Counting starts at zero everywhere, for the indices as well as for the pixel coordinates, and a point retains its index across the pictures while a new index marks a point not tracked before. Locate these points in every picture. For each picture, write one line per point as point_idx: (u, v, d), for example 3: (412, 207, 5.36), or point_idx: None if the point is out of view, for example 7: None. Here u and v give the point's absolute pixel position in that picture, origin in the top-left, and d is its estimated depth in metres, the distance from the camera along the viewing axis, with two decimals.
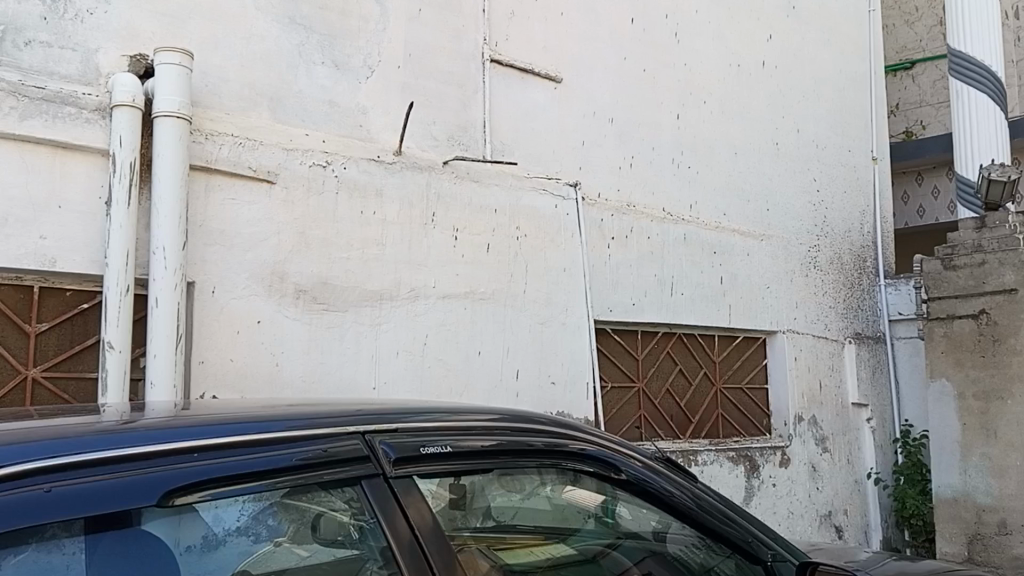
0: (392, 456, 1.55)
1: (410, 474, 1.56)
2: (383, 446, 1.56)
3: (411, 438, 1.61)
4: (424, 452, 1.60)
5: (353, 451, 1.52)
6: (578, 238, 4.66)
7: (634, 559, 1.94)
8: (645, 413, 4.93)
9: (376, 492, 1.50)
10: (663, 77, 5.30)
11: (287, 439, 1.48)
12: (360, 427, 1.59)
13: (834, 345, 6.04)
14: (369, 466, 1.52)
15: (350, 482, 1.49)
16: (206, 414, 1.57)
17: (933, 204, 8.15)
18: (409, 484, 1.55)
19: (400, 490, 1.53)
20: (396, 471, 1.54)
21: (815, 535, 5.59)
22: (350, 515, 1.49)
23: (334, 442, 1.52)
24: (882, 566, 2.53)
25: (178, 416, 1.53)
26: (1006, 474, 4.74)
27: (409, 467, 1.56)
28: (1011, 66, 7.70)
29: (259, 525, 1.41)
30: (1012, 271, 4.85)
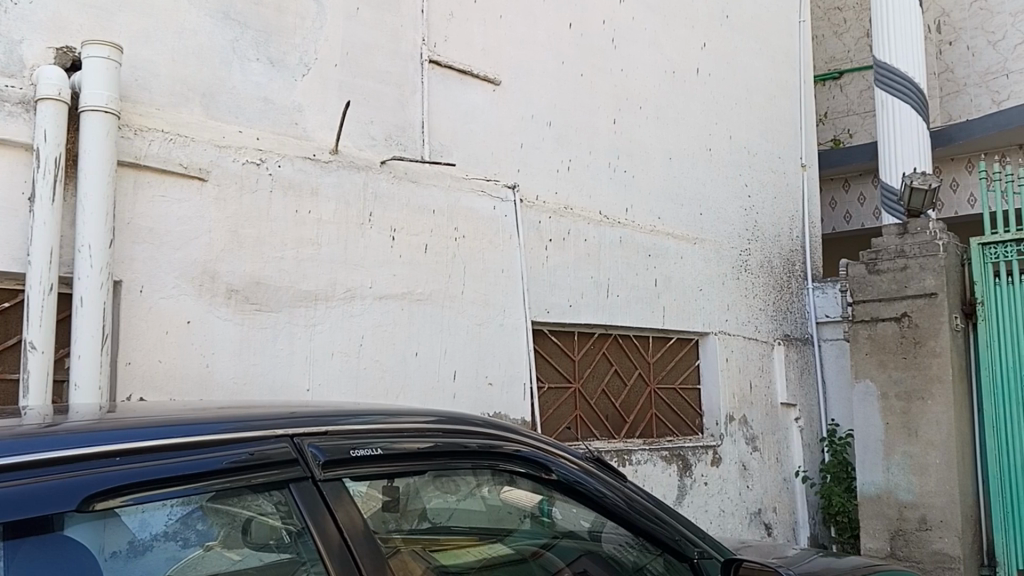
0: (322, 459, 1.52)
1: (340, 477, 1.53)
2: (312, 449, 1.53)
3: (342, 440, 1.58)
4: (355, 454, 1.57)
5: (282, 454, 1.48)
6: (516, 240, 4.67)
7: (568, 559, 1.95)
8: (582, 413, 4.97)
9: (305, 496, 1.47)
10: (601, 82, 5.36)
11: (216, 443, 1.44)
12: (289, 430, 1.55)
13: (764, 346, 6.20)
14: (298, 470, 1.48)
15: (278, 486, 1.45)
16: (131, 417, 1.53)
17: (859, 210, 8.45)
18: (339, 486, 1.52)
19: (330, 493, 1.50)
20: (326, 474, 1.51)
21: (745, 533, 5.73)
22: (280, 519, 1.45)
23: (263, 445, 1.48)
24: (807, 562, 2.63)
25: (104, 419, 1.49)
26: (926, 471, 4.94)
27: (338, 470, 1.53)
28: (933, 78, 8.03)
29: (188, 530, 1.37)
30: (932, 275, 5.04)
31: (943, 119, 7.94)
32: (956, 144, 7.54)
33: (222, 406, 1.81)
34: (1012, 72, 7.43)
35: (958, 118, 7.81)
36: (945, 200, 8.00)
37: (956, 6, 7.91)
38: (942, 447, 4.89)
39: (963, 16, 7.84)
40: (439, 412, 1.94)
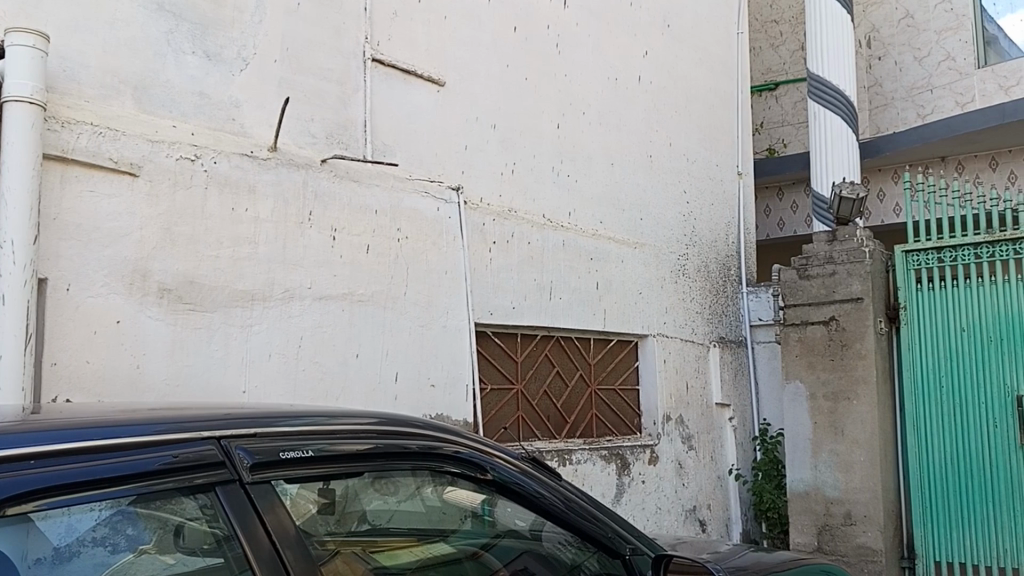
0: (250, 462, 1.53)
1: (269, 479, 1.54)
2: (240, 451, 1.54)
3: (274, 442, 1.60)
4: (286, 456, 1.59)
5: (207, 456, 1.49)
6: (459, 242, 4.71)
7: (507, 560, 2.00)
8: (523, 414, 5.03)
9: (232, 499, 1.48)
10: (544, 86, 5.44)
11: (142, 445, 1.43)
12: (218, 431, 1.56)
13: (700, 348, 6.36)
14: (224, 472, 1.49)
15: (203, 489, 1.46)
16: (58, 418, 1.52)
17: (792, 218, 8.74)
18: (267, 489, 1.53)
19: (257, 496, 1.52)
20: (254, 477, 1.53)
21: (681, 529, 5.88)
22: (205, 523, 1.46)
23: (189, 448, 1.48)
24: (738, 557, 2.74)
25: (28, 420, 1.48)
26: (851, 468, 5.15)
27: (268, 473, 1.55)
28: (863, 92, 8.35)
29: (117, 536, 1.39)
30: (859, 281, 5.26)
31: (872, 132, 8.28)
32: (884, 155, 7.88)
33: (154, 406, 1.80)
34: (936, 87, 7.80)
35: (886, 131, 8.15)
36: (873, 209, 8.34)
37: (885, 22, 8.24)
38: (866, 445, 5.11)
39: (891, 32, 8.17)
40: (380, 413, 1.97)
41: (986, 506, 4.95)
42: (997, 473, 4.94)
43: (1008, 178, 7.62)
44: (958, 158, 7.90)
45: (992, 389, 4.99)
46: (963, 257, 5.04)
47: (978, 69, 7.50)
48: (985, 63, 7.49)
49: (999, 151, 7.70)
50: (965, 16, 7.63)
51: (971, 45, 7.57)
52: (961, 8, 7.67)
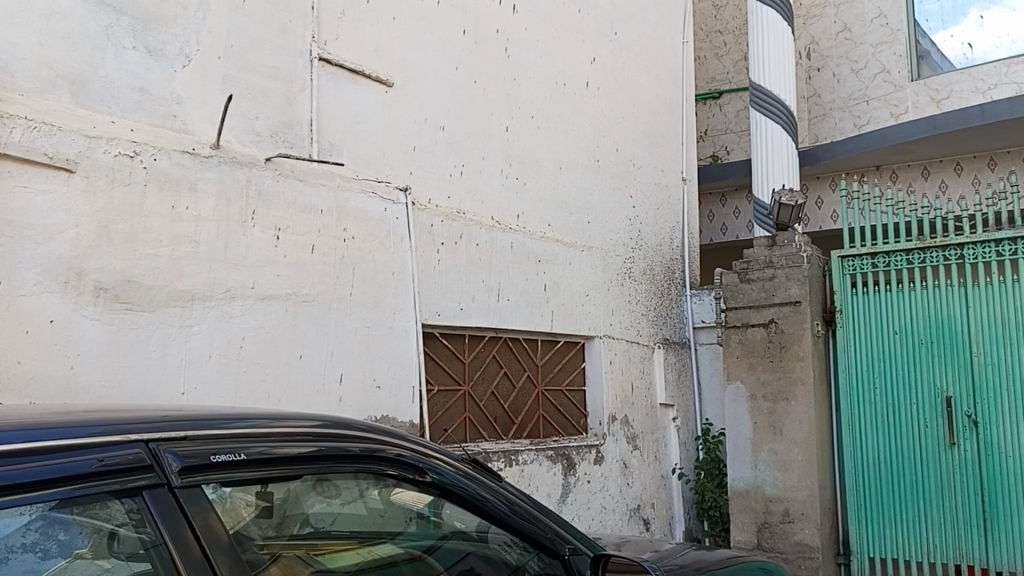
0: (179, 466, 1.52)
1: (198, 484, 1.53)
2: (169, 455, 1.52)
3: (206, 445, 1.59)
4: (218, 460, 1.58)
5: (135, 460, 1.47)
6: (407, 242, 4.71)
7: (451, 562, 2.03)
8: (470, 415, 5.05)
9: (160, 504, 1.47)
10: (493, 90, 5.47)
11: (67, 448, 1.41)
12: (147, 434, 1.54)
13: (645, 349, 6.46)
14: (151, 476, 1.48)
15: (131, 493, 1.44)
16: None
17: (734, 223, 8.96)
18: (196, 493, 1.52)
19: (186, 500, 1.51)
20: (184, 481, 1.51)
21: (625, 528, 5.95)
22: (133, 528, 1.44)
23: (117, 451, 1.46)
24: (680, 556, 2.81)
25: None
26: (789, 467, 5.24)
27: (197, 477, 1.54)
28: (803, 102, 8.59)
29: (48, 541, 1.37)
30: (796, 285, 5.37)
31: (811, 141, 8.52)
32: (822, 164, 8.12)
33: (90, 407, 1.78)
34: (872, 99, 8.07)
35: (824, 140, 8.40)
36: (811, 215, 8.60)
37: (824, 34, 8.48)
38: (803, 444, 5.21)
39: (830, 45, 8.41)
40: (323, 416, 1.97)
41: (917, 503, 5.13)
42: (927, 472, 5.12)
43: (939, 188, 7.95)
44: (892, 167, 8.18)
45: (922, 389, 5.17)
46: (895, 263, 5.23)
47: (912, 82, 7.80)
48: (918, 76, 7.80)
49: (931, 161, 8.02)
50: (900, 31, 7.92)
51: (905, 59, 7.86)
52: (896, 23, 7.96)
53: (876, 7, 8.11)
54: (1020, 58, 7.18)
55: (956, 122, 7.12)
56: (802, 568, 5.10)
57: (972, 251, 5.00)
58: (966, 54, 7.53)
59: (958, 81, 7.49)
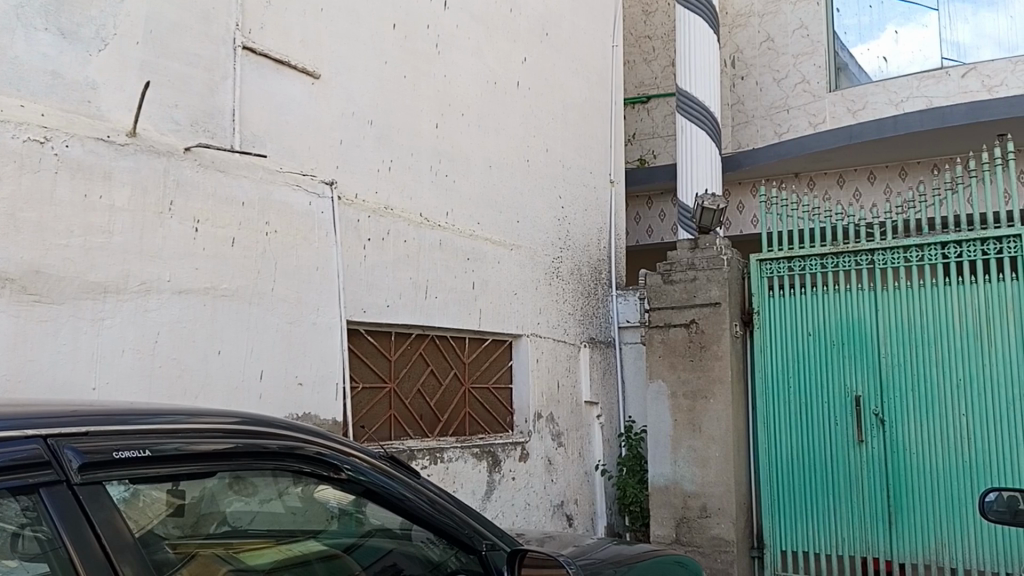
0: (79, 463, 1.48)
1: (101, 481, 1.50)
2: (69, 452, 1.49)
3: (111, 441, 1.56)
4: (122, 456, 1.55)
5: (32, 458, 1.44)
6: (332, 237, 4.66)
7: (373, 561, 2.04)
8: (395, 413, 5.03)
9: (58, 502, 1.43)
10: (424, 86, 5.45)
11: None
12: (47, 430, 1.50)
13: (571, 348, 6.54)
14: (50, 474, 1.44)
15: (26, 491, 1.41)
16: None
17: (660, 226, 9.15)
18: (99, 491, 1.49)
19: (86, 498, 1.47)
20: (84, 478, 1.48)
21: (549, 524, 6.00)
22: (29, 527, 1.41)
23: (13, 449, 1.42)
24: (600, 551, 2.89)
25: None
26: (707, 463, 5.34)
27: (99, 474, 1.50)
28: (727, 109, 8.81)
29: None
30: (717, 287, 5.45)
31: (734, 146, 8.76)
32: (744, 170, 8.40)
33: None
34: (792, 108, 8.33)
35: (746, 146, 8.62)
36: (733, 220, 8.85)
37: (748, 44, 8.72)
38: (720, 441, 5.32)
39: (754, 54, 8.66)
40: (247, 413, 1.95)
41: (826, 499, 5.30)
42: (837, 468, 5.29)
43: (853, 195, 8.28)
44: (811, 175, 8.49)
45: (834, 389, 5.34)
46: (809, 267, 5.42)
47: (830, 93, 8.09)
48: (836, 87, 8.09)
49: (846, 170, 8.34)
50: (819, 43, 8.20)
51: (823, 70, 8.15)
52: (816, 35, 8.24)
53: (797, 19, 8.38)
54: (931, 72, 7.54)
55: (871, 133, 7.45)
56: (717, 561, 5.21)
57: (882, 256, 5.21)
58: (881, 67, 7.86)
59: (872, 93, 7.81)
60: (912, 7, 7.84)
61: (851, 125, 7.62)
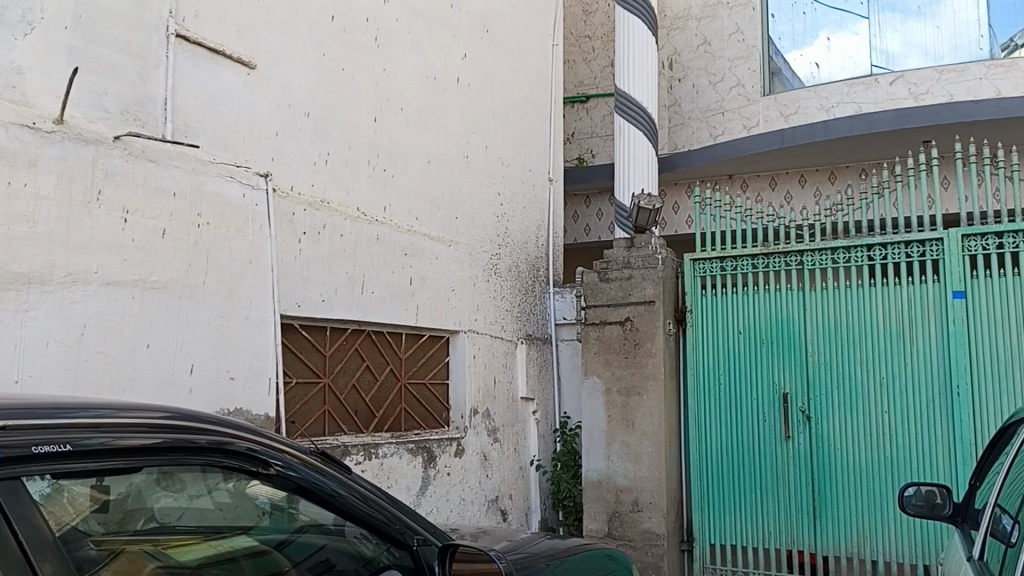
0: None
1: (20, 477, 1.46)
2: None
3: (33, 436, 1.52)
4: (41, 452, 1.51)
5: None
6: (267, 230, 4.62)
7: (305, 556, 2.06)
8: (329, 408, 4.99)
9: None
10: (361, 79, 5.41)
11: None
12: None
13: (508, 345, 6.58)
14: None
15: None
16: None
17: (597, 224, 9.26)
18: (17, 487, 1.46)
19: (5, 495, 1.43)
20: (4, 474, 1.44)
21: (483, 519, 6.03)
22: None
23: None
24: (534, 546, 3.02)
25: None
26: (639, 458, 5.43)
27: (19, 469, 1.46)
28: (665, 109, 8.94)
29: None
30: (651, 285, 5.54)
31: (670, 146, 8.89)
32: (679, 171, 8.61)
33: None
34: (727, 110, 8.49)
35: (683, 147, 8.76)
36: (669, 220, 9.01)
37: (685, 46, 8.85)
38: (653, 437, 5.41)
39: (691, 57, 8.80)
40: (175, 408, 1.93)
41: (753, 493, 5.40)
42: (764, 463, 5.40)
43: (784, 198, 8.50)
44: (744, 177, 8.65)
45: (762, 386, 5.46)
46: (741, 267, 5.55)
47: (763, 97, 8.27)
48: (770, 91, 8.28)
49: (778, 173, 8.55)
50: (754, 48, 8.38)
51: (758, 74, 8.33)
52: (752, 40, 8.41)
53: (734, 23, 8.54)
54: (860, 79, 7.77)
55: (801, 137, 7.68)
56: (647, 555, 5.29)
57: (810, 258, 5.34)
58: (814, 72, 8.05)
59: (804, 98, 8.01)
60: (844, 15, 8.05)
61: (779, 130, 7.87)
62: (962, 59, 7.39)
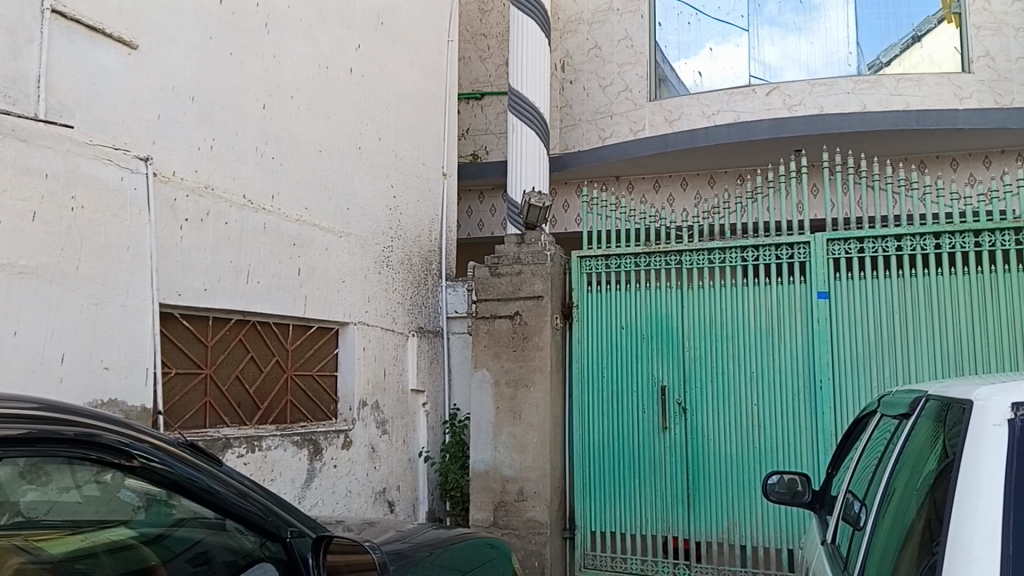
0: None
1: None
2: None
3: None
4: None
5: None
6: (146, 216, 4.43)
7: (164, 557, 2.01)
8: (211, 400, 4.91)
9: None
10: (249, 65, 5.30)
11: None
12: None
13: (399, 337, 6.67)
14: None
15: None
16: None
17: (490, 220, 9.44)
18: None
19: None
20: None
21: (370, 511, 6.05)
22: None
23: None
24: (423, 533, 3.20)
25: None
26: (525, 449, 5.56)
27: None
28: (554, 111, 9.09)
29: None
30: (540, 281, 5.70)
31: (561, 147, 9.06)
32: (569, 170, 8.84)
33: None
34: (615, 114, 8.73)
35: (573, 148, 8.98)
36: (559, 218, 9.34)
37: (577, 50, 9.04)
38: (538, 428, 5.55)
39: (582, 60, 8.99)
40: (47, 400, 1.90)
41: (632, 482, 5.62)
42: (642, 453, 5.63)
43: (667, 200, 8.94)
44: (629, 179, 9.08)
45: (642, 379, 5.70)
46: (624, 265, 5.80)
47: (649, 102, 8.54)
48: (656, 97, 8.56)
49: (661, 176, 8.99)
50: (642, 54, 8.64)
51: (645, 80, 8.60)
52: (639, 46, 8.66)
53: (623, 30, 8.77)
54: (739, 89, 8.13)
55: (715, 138, 7.91)
56: (533, 542, 5.41)
57: (688, 258, 5.64)
58: (697, 81, 8.40)
59: (687, 105, 8.33)
60: (727, 28, 8.39)
61: (666, 134, 8.22)
62: (833, 74, 7.90)
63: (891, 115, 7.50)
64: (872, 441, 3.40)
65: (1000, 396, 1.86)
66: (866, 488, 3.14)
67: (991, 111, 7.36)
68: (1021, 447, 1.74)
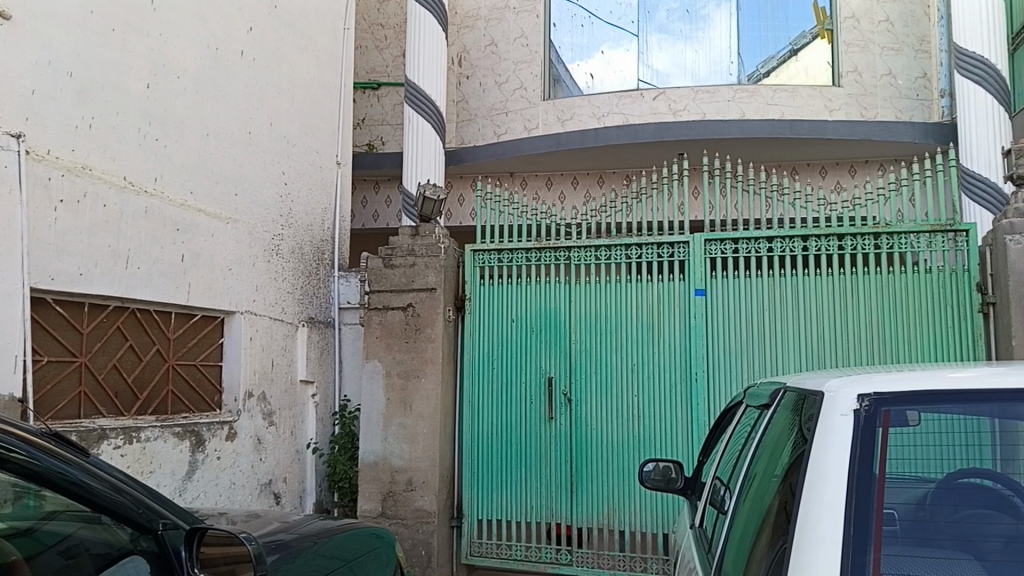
0: None
1: None
2: None
3: None
4: None
5: None
6: (17, 196, 4.21)
7: (25, 552, 2.04)
8: (86, 389, 4.74)
9: None
10: (133, 42, 5.11)
11: None
12: None
13: (288, 327, 6.60)
14: None
15: None
16: None
17: (385, 211, 9.47)
18: None
19: None
20: None
21: (254, 503, 5.97)
22: None
23: None
24: (307, 524, 3.22)
25: None
26: (415, 440, 5.60)
27: None
28: (451, 105, 9.15)
29: None
30: (433, 273, 5.76)
31: (456, 141, 9.14)
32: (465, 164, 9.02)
33: None
34: (511, 111, 8.85)
35: (469, 143, 9.07)
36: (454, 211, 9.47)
37: (474, 46, 9.14)
38: (429, 418, 5.60)
39: (479, 55, 9.10)
40: None
41: (519, 471, 5.76)
42: (529, 442, 5.78)
43: (558, 197, 9.19)
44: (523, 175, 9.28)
45: (530, 371, 5.85)
46: (515, 260, 5.96)
47: (545, 101, 8.71)
48: (551, 96, 8.74)
49: (553, 175, 9.24)
50: (537, 53, 8.78)
51: (540, 78, 8.76)
52: (535, 45, 8.80)
53: (519, 28, 8.88)
54: (628, 92, 8.40)
55: (606, 138, 8.29)
56: (419, 532, 5.46)
57: (577, 254, 5.85)
58: (589, 82, 8.62)
59: (579, 106, 8.55)
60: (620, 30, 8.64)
61: (557, 132, 8.50)
62: (716, 81, 8.28)
63: (766, 123, 7.95)
64: (737, 431, 3.62)
65: (849, 388, 1.98)
66: (730, 472, 3.36)
67: (857, 124, 7.93)
68: (865, 436, 1.86)
